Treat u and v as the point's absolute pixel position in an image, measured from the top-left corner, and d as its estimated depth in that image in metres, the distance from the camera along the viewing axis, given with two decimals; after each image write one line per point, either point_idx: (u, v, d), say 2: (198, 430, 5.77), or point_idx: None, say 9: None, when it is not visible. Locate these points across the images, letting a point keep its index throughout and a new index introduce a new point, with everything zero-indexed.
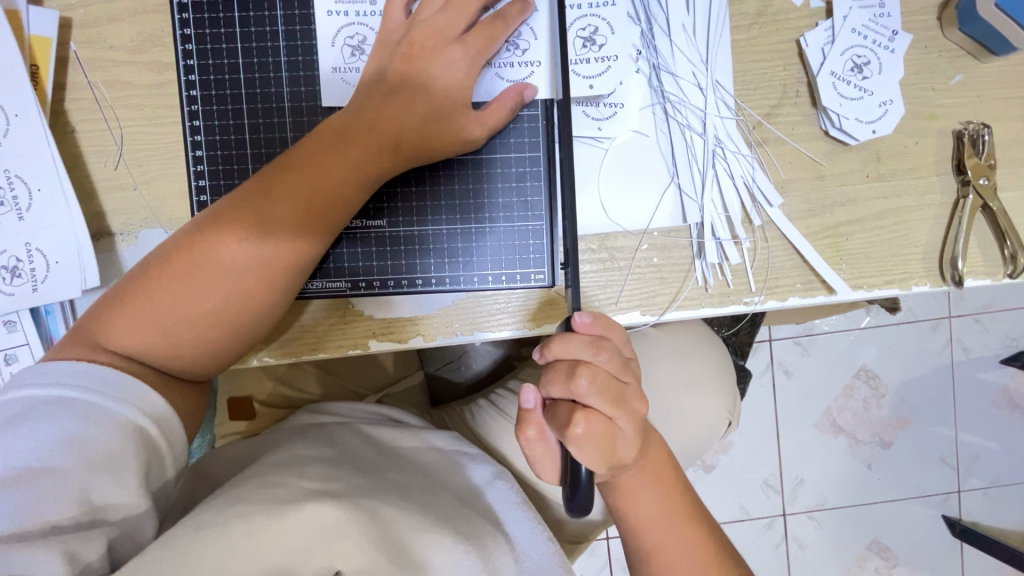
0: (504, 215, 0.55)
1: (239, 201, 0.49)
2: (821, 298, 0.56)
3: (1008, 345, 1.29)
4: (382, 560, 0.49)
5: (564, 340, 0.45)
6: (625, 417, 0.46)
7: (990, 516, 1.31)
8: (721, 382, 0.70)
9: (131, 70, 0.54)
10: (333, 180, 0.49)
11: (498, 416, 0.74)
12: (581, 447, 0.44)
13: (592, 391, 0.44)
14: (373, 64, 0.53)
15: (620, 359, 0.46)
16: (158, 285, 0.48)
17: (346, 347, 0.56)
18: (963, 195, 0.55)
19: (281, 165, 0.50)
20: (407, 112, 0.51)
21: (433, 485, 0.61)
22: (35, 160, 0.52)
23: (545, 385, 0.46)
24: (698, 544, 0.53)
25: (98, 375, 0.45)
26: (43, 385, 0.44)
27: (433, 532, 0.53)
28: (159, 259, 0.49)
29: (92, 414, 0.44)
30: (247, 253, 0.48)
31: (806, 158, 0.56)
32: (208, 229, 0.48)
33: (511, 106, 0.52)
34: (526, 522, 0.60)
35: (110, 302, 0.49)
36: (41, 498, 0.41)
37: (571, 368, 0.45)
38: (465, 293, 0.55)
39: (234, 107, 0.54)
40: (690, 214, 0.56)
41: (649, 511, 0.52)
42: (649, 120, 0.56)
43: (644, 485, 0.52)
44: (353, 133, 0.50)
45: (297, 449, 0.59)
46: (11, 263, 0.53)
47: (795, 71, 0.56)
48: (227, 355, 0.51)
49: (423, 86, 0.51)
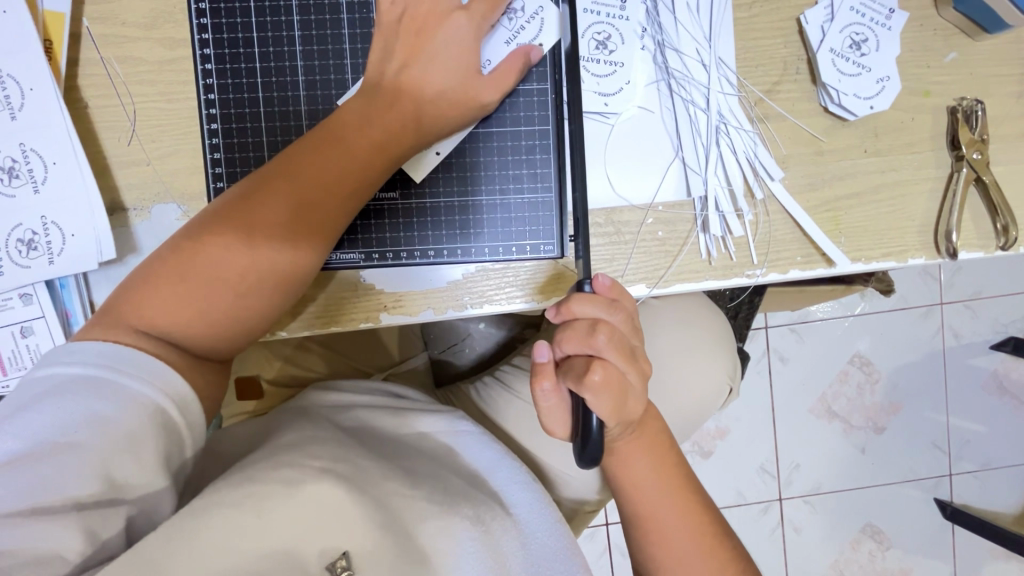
0: (514, 187, 0.57)
1: (264, 180, 0.50)
2: (821, 271, 0.58)
3: (997, 331, 1.32)
4: (385, 542, 0.52)
5: (583, 297, 0.46)
6: (635, 373, 0.47)
7: (980, 499, 1.34)
8: (723, 353, 0.72)
9: (143, 46, 0.54)
10: (357, 156, 0.50)
11: (501, 392, 0.76)
12: (596, 395, 0.45)
13: (610, 347, 0.45)
14: (378, 42, 0.53)
15: (633, 322, 0.48)
16: (185, 265, 0.49)
17: (358, 320, 0.57)
18: (957, 169, 0.57)
19: (304, 147, 0.51)
20: (425, 84, 0.52)
21: (443, 472, 0.61)
22: (49, 135, 0.52)
23: (560, 343, 0.47)
24: (688, 513, 0.54)
25: (124, 355, 0.46)
26: (69, 363, 0.45)
27: (437, 519, 0.55)
28: (185, 240, 0.50)
29: (117, 393, 0.45)
30: (274, 228, 0.49)
31: (806, 134, 0.57)
32: (233, 210, 0.49)
33: (519, 68, 0.53)
34: (532, 505, 0.62)
35: (136, 282, 0.49)
36: (60, 473, 0.42)
37: (590, 324, 0.46)
38: (474, 266, 0.57)
39: (248, 81, 0.55)
40: (694, 188, 0.57)
41: (647, 480, 0.54)
42: (653, 97, 0.57)
43: (639, 448, 0.54)
44: (375, 116, 0.51)
45: (308, 431, 0.60)
46: (28, 237, 0.53)
47: (794, 49, 0.57)
48: (252, 331, 0.52)
49: (434, 59, 0.52)
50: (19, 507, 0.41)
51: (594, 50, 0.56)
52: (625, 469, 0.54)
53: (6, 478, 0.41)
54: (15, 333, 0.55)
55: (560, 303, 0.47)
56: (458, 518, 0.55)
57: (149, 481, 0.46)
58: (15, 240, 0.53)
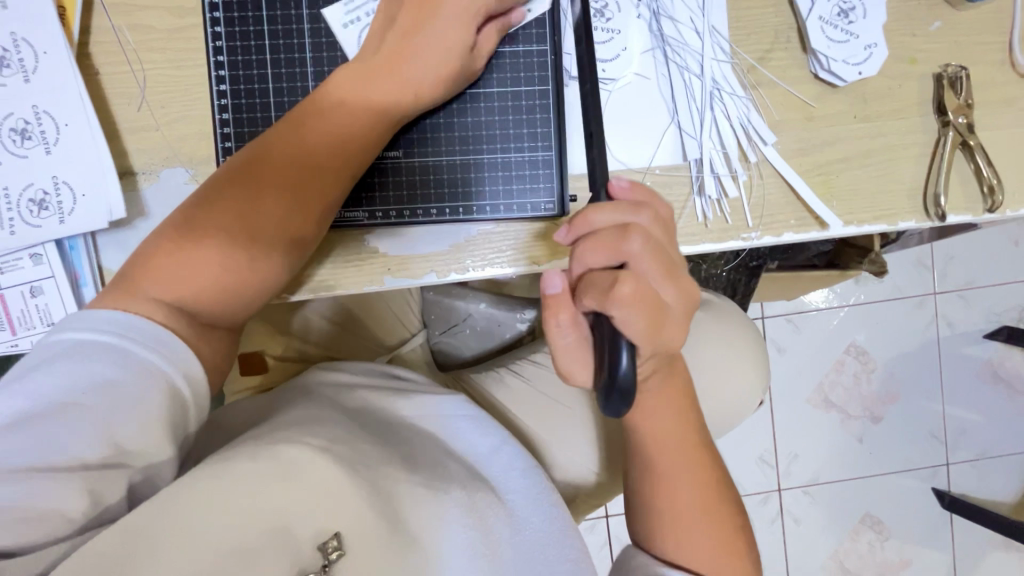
0: (515, 146, 0.58)
1: (267, 152, 0.51)
2: (814, 233, 0.60)
3: (990, 319, 1.34)
4: (379, 528, 0.51)
5: (605, 207, 0.43)
6: (672, 289, 0.42)
7: (977, 488, 1.35)
8: (749, 363, 0.73)
9: (154, 14, 0.56)
10: (359, 128, 0.52)
11: (511, 376, 0.77)
12: (624, 312, 0.40)
13: (643, 252, 0.41)
14: (381, 15, 0.53)
15: (664, 227, 0.44)
16: (190, 236, 0.49)
17: (363, 282, 0.58)
18: (943, 134, 0.59)
19: (304, 117, 0.52)
20: (428, 53, 0.51)
21: (439, 456, 0.62)
22: (62, 99, 0.54)
23: (582, 252, 0.43)
24: (698, 469, 0.56)
25: (139, 324, 0.46)
26: (83, 329, 0.45)
27: (429, 504, 0.55)
28: (190, 212, 0.50)
29: (125, 359, 0.45)
30: (280, 198, 0.51)
31: (798, 100, 0.59)
32: (238, 182, 0.50)
33: (499, 32, 0.54)
34: (530, 492, 0.62)
35: (141, 256, 0.50)
36: (68, 432, 0.42)
37: (619, 230, 0.42)
38: (477, 230, 0.58)
39: (256, 44, 0.56)
40: (689, 152, 0.59)
41: (665, 431, 0.55)
42: (650, 63, 0.59)
43: (666, 399, 0.54)
44: (372, 80, 0.52)
45: (306, 411, 0.61)
46: (39, 197, 0.54)
47: (785, 18, 0.59)
48: (257, 299, 0.53)
49: (435, 28, 0.51)
50: (26, 462, 0.41)
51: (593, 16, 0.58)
52: (648, 420, 0.54)
53: (15, 433, 0.41)
54: (26, 292, 0.55)
55: (574, 218, 0.44)
56: (448, 502, 0.56)
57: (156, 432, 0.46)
58: (26, 201, 0.54)
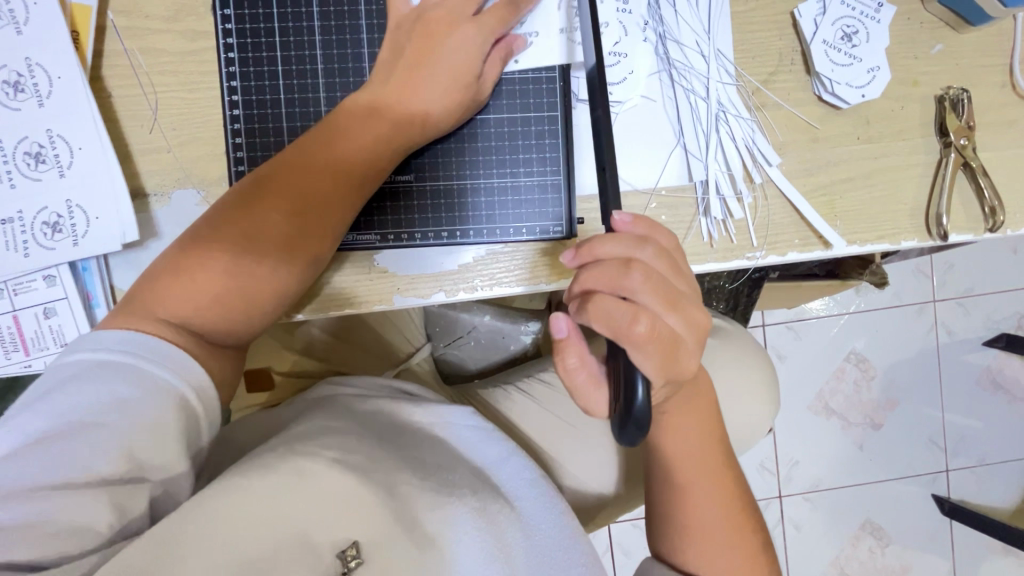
0: (525, 170, 0.59)
1: (278, 177, 0.52)
2: (818, 253, 0.60)
3: (990, 326, 1.35)
4: (394, 534, 0.53)
5: (605, 239, 0.43)
6: (681, 320, 0.42)
7: (977, 494, 1.36)
8: (753, 375, 0.73)
9: (166, 38, 0.56)
10: (367, 153, 0.53)
11: (518, 392, 0.77)
12: (638, 347, 0.41)
13: (645, 287, 0.41)
14: (389, 46, 0.55)
15: (668, 259, 0.44)
16: (201, 258, 0.50)
17: (373, 301, 0.59)
18: (945, 155, 0.60)
19: (316, 142, 0.53)
20: (431, 86, 0.53)
21: (451, 461, 0.61)
22: (75, 123, 0.54)
23: (585, 283, 0.43)
24: (721, 485, 0.57)
25: (149, 344, 0.46)
26: (93, 349, 0.46)
27: (443, 506, 0.55)
28: (203, 232, 0.51)
29: (135, 376, 0.45)
30: (289, 222, 0.51)
31: (801, 122, 0.60)
32: (251, 204, 0.51)
33: (502, 60, 0.55)
34: (543, 498, 0.61)
35: (152, 276, 0.50)
36: (87, 450, 0.42)
37: (621, 265, 0.42)
38: (485, 249, 0.59)
39: (269, 70, 0.57)
40: (695, 173, 0.59)
41: (686, 452, 0.55)
42: (656, 86, 0.60)
43: (687, 414, 0.55)
44: (375, 111, 0.53)
45: (322, 420, 0.60)
46: (53, 219, 0.55)
47: (789, 42, 0.60)
48: (263, 321, 0.54)
49: (440, 61, 0.53)
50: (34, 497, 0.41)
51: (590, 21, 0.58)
52: (671, 438, 0.55)
53: (33, 455, 0.42)
54: (39, 314, 0.56)
55: (580, 246, 0.44)
56: (459, 504, 0.56)
57: (173, 461, 0.46)
58: (39, 223, 0.54)
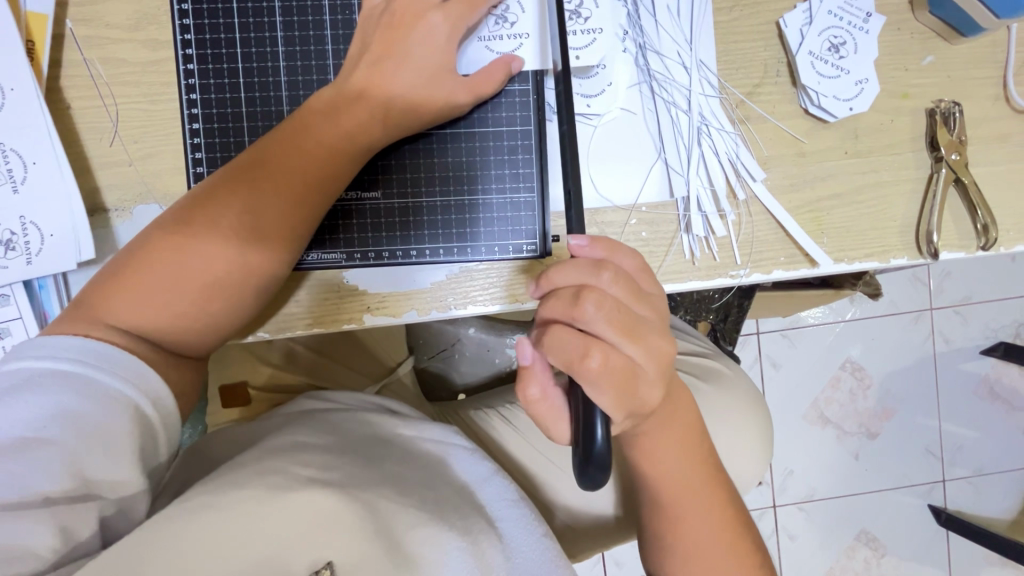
0: (496, 187, 0.57)
1: (236, 174, 0.49)
2: (804, 271, 0.58)
3: (987, 335, 1.33)
4: (375, 555, 0.47)
5: (560, 267, 0.43)
6: (641, 350, 0.41)
7: (974, 505, 1.34)
8: (739, 400, 0.72)
9: (127, 47, 0.54)
10: (331, 149, 0.50)
11: (499, 420, 0.75)
12: (594, 383, 0.40)
13: (599, 317, 0.41)
14: (358, 38, 0.53)
15: (628, 284, 0.43)
16: (153, 260, 0.47)
17: (342, 321, 0.56)
18: (936, 170, 0.58)
19: (277, 138, 0.50)
20: (400, 81, 0.51)
21: (431, 478, 0.57)
22: (29, 135, 0.52)
23: (544, 312, 0.43)
24: (714, 502, 0.54)
25: (96, 352, 0.44)
26: (40, 358, 0.43)
27: (426, 526, 0.50)
28: (156, 232, 0.48)
29: (88, 388, 0.43)
30: (247, 222, 0.48)
31: (788, 135, 0.58)
32: (206, 203, 0.48)
33: (502, 76, 0.53)
34: (520, 520, 0.56)
35: (104, 279, 0.48)
36: (34, 469, 0.40)
37: (575, 293, 0.41)
38: (457, 267, 0.57)
39: (231, 81, 0.55)
40: (676, 189, 0.57)
41: (668, 475, 0.53)
42: (636, 98, 0.57)
43: (671, 438, 0.52)
44: (342, 106, 0.51)
45: (295, 436, 0.56)
46: (6, 237, 0.53)
47: (774, 52, 0.58)
48: (225, 328, 0.51)
49: (409, 55, 0.51)
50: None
51: (569, 19, 0.56)
52: (657, 464, 0.53)
53: None
54: None
55: (540, 276, 0.44)
56: (444, 527, 0.50)
57: (127, 487, 0.44)
58: None
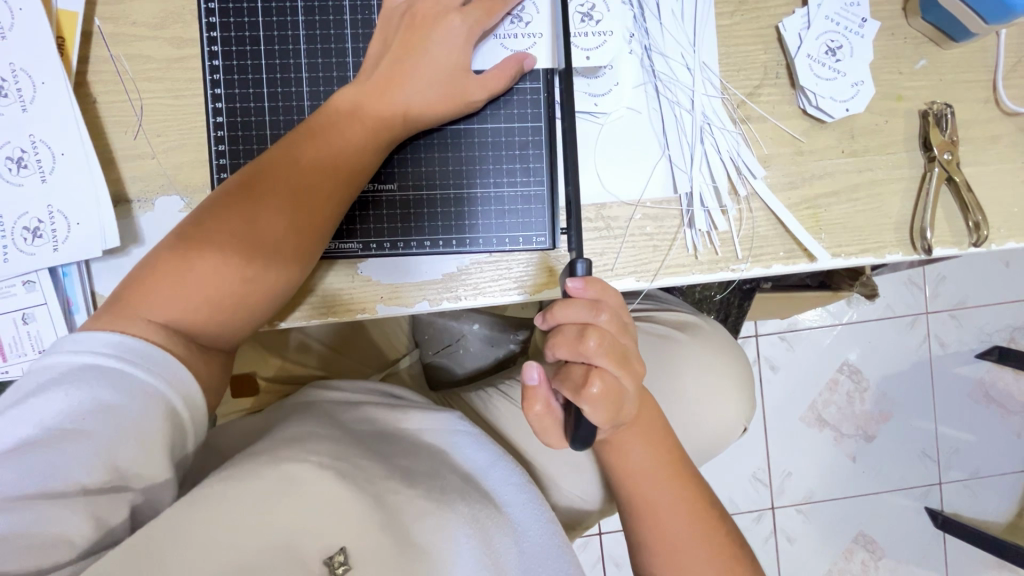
0: (508, 181, 0.59)
1: (263, 171, 0.51)
2: (803, 266, 0.60)
3: (981, 339, 1.35)
4: (388, 545, 0.48)
5: (564, 303, 0.46)
6: (629, 376, 0.47)
7: (971, 507, 1.35)
8: (732, 380, 0.73)
9: (152, 45, 0.56)
10: (354, 145, 0.52)
11: (495, 405, 0.75)
12: (592, 406, 0.44)
13: (599, 353, 0.45)
14: (379, 39, 0.55)
15: (619, 320, 0.47)
16: (185, 256, 0.49)
17: (356, 310, 0.58)
18: (929, 169, 0.60)
19: (302, 136, 0.52)
20: (418, 79, 0.53)
21: (437, 466, 0.58)
22: (59, 128, 0.54)
23: (553, 347, 0.47)
24: (687, 496, 0.56)
25: (133, 346, 0.46)
26: (76, 352, 0.45)
27: (435, 515, 0.52)
28: (187, 230, 0.50)
29: (122, 382, 0.44)
30: (276, 217, 0.50)
31: (787, 135, 0.60)
32: (236, 200, 0.50)
33: (513, 73, 0.55)
34: (529, 505, 0.59)
35: (137, 276, 0.49)
36: (66, 458, 0.41)
37: (579, 330, 0.45)
38: (467, 259, 0.59)
39: (254, 77, 0.57)
40: (680, 185, 0.60)
41: (644, 470, 0.55)
42: (641, 97, 0.60)
43: (632, 437, 0.55)
44: (363, 105, 0.53)
45: (303, 424, 0.57)
46: (33, 225, 0.55)
47: (774, 55, 0.60)
48: (254, 318, 0.52)
49: (426, 54, 0.53)
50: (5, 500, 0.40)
51: (580, 21, 0.58)
52: (622, 460, 0.56)
53: (12, 464, 0.40)
54: (19, 318, 0.57)
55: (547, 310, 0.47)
56: (453, 514, 0.52)
57: (153, 473, 0.45)
58: (21, 228, 0.55)
